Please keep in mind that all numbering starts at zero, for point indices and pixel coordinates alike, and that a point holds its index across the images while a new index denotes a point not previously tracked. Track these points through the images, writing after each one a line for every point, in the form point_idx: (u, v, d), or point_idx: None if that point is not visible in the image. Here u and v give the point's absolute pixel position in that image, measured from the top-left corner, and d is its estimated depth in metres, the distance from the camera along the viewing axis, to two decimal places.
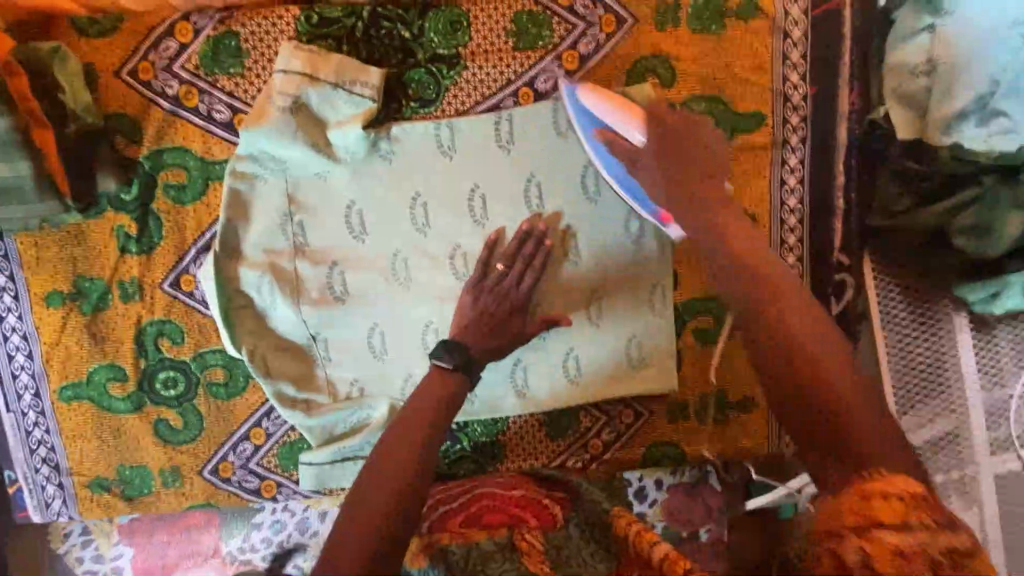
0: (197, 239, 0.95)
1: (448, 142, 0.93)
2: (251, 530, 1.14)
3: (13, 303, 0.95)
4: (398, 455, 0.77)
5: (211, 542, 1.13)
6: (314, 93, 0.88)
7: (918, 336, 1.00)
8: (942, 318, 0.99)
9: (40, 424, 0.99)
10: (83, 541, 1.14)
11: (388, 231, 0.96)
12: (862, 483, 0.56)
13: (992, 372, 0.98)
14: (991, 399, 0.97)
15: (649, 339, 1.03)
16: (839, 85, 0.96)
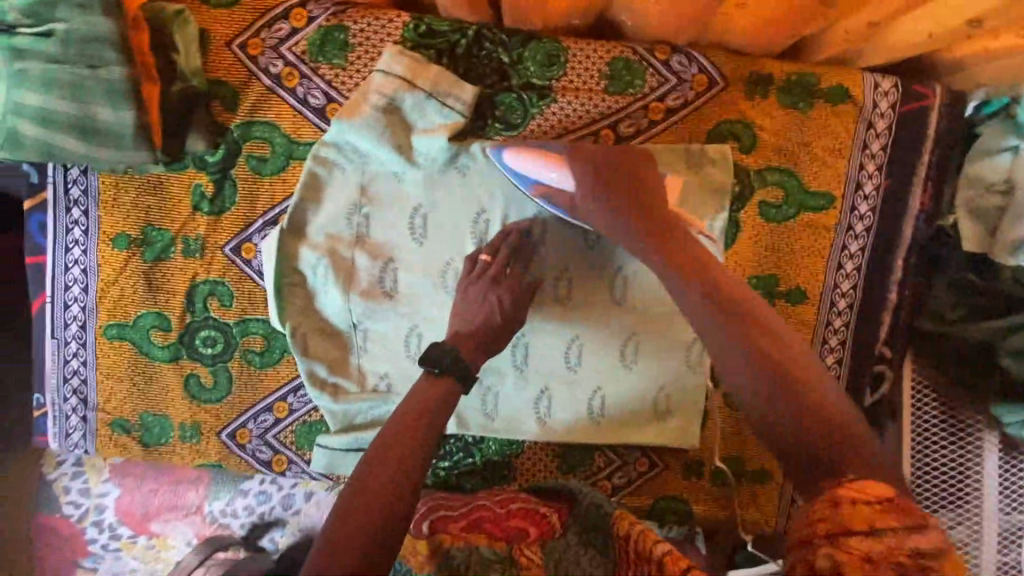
0: (266, 211, 0.98)
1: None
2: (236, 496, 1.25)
3: (81, 237, 0.99)
4: (388, 463, 0.77)
5: (196, 499, 1.24)
6: (408, 96, 0.92)
7: (941, 444, 1.02)
8: (971, 434, 1.01)
9: (78, 356, 1.02)
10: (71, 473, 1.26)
11: (447, 239, 0.99)
12: (835, 491, 0.58)
13: (1010, 497, 1.00)
14: (1006, 521, 1.00)
15: (677, 393, 1.03)
16: (915, 184, 0.97)
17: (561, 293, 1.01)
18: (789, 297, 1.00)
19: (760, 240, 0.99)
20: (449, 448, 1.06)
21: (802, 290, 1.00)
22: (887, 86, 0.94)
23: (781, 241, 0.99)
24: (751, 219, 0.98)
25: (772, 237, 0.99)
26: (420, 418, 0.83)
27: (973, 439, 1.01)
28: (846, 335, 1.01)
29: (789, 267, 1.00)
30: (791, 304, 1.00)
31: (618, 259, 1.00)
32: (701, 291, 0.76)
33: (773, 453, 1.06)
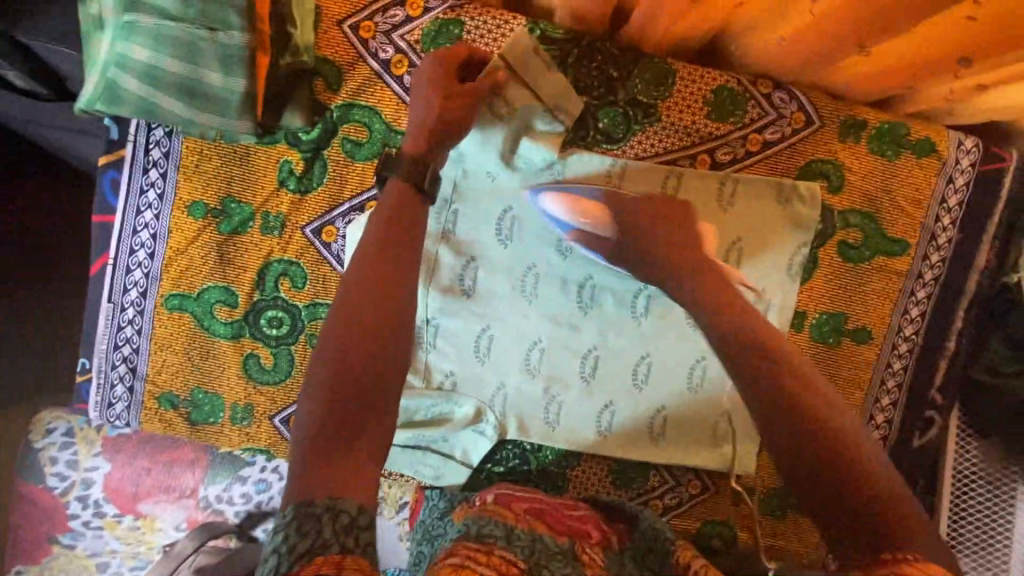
0: (353, 196, 0.96)
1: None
2: (233, 483, 1.27)
3: (155, 201, 0.95)
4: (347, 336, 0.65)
5: (192, 482, 1.27)
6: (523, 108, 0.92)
7: (975, 488, 1.06)
8: (1006, 483, 1.04)
9: (134, 324, 0.98)
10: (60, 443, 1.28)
11: (534, 248, 0.99)
12: (895, 562, 0.54)
13: None
14: None
15: (740, 419, 1.04)
16: (983, 242, 1.01)
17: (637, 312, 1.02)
18: (855, 336, 1.03)
19: (834, 278, 1.02)
20: (505, 454, 1.05)
21: (868, 330, 1.03)
22: (970, 144, 0.98)
23: (855, 282, 1.02)
24: (828, 257, 1.01)
25: (847, 277, 1.02)
26: (392, 232, 0.73)
27: (1006, 488, 1.04)
28: (903, 378, 1.05)
29: (859, 306, 1.03)
30: (856, 343, 1.03)
31: None
32: (729, 327, 0.77)
33: None
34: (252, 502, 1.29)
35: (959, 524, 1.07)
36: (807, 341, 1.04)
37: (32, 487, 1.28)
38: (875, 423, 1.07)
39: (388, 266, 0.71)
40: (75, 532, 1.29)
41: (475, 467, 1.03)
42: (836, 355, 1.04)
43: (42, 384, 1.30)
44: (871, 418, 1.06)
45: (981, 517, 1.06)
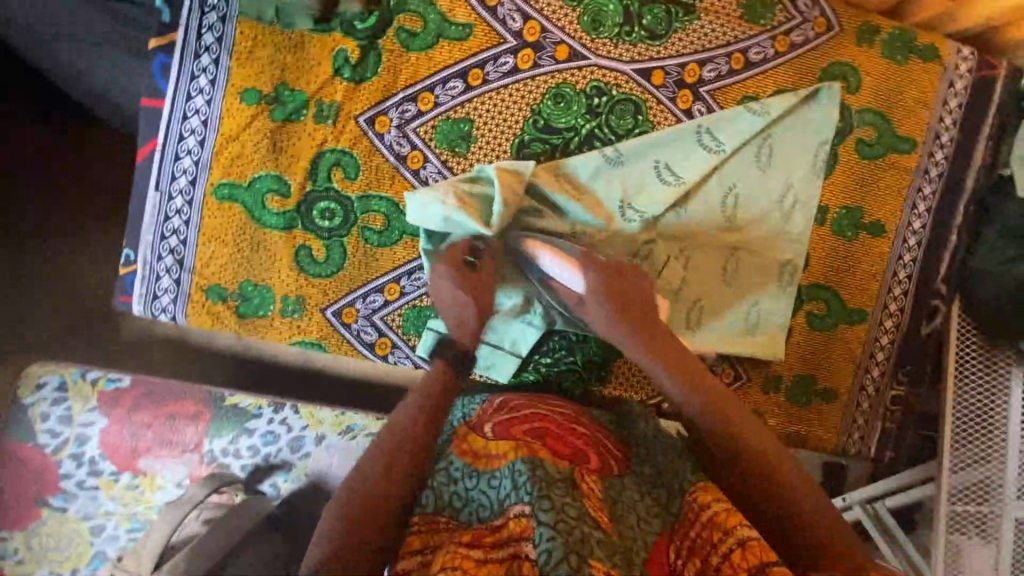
0: (407, 86, 0.99)
1: (666, 169, 1.03)
2: (240, 435, 1.26)
3: (207, 86, 0.95)
4: (387, 469, 0.73)
5: (194, 436, 1.25)
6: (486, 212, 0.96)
7: (971, 376, 1.12)
8: (1000, 367, 1.10)
9: (181, 214, 0.97)
10: (53, 398, 1.23)
11: (575, 185, 1.02)
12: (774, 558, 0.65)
13: None
14: None
15: (769, 307, 1.12)
16: (978, 142, 1.12)
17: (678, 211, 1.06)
18: (870, 229, 1.13)
19: (852, 174, 1.11)
20: (552, 345, 1.09)
21: (882, 224, 1.13)
22: (966, 52, 1.09)
23: (869, 177, 1.11)
24: (847, 153, 1.10)
25: (862, 173, 1.11)
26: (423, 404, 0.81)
27: (1001, 373, 1.10)
28: (913, 270, 1.15)
29: (874, 201, 1.12)
30: (871, 235, 1.13)
31: (733, 176, 1.06)
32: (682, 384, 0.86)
33: (841, 372, 1.16)
34: (259, 455, 1.26)
35: (962, 422, 1.12)
36: (828, 234, 1.12)
37: (19, 445, 1.21)
38: (889, 313, 1.16)
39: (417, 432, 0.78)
40: (67, 493, 1.21)
41: (523, 357, 1.07)
42: (853, 248, 1.13)
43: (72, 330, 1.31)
44: (885, 308, 1.15)
45: (978, 416, 1.11)
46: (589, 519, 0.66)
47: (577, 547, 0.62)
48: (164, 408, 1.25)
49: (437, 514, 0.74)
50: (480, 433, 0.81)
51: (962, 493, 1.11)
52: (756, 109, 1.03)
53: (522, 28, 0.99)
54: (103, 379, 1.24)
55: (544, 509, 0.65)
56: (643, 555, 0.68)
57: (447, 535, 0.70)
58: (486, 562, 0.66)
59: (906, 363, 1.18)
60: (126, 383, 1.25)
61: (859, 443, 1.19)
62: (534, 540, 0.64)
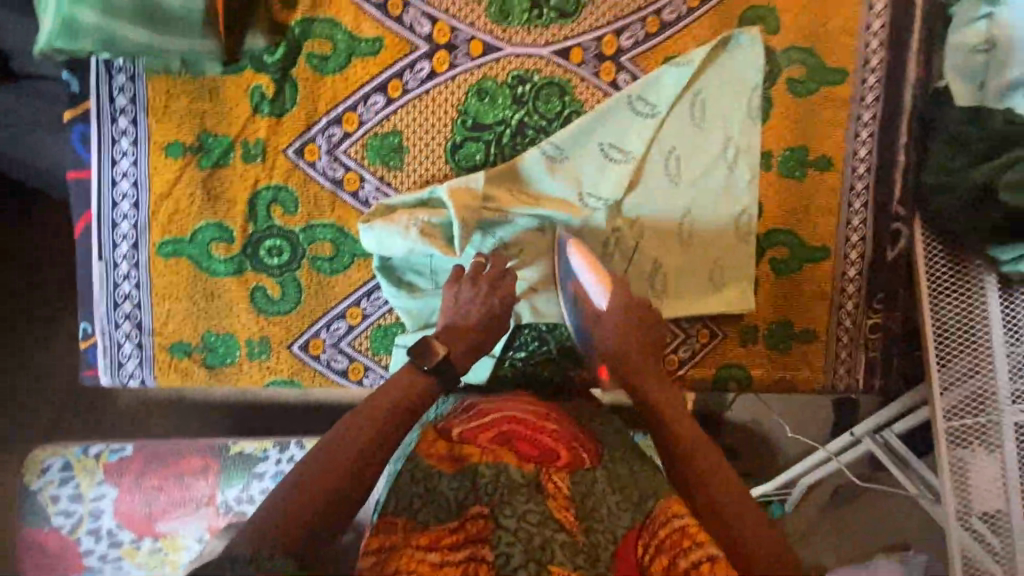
0: (329, 110, 0.98)
1: (611, 148, 1.03)
2: (251, 480, 1.26)
3: (130, 148, 0.95)
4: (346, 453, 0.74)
5: (206, 490, 1.25)
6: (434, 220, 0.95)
7: (946, 292, 1.11)
8: (972, 274, 1.10)
9: (130, 279, 0.97)
10: (61, 479, 1.22)
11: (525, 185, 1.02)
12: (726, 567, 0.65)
13: (1013, 328, 1.08)
14: (1014, 353, 1.08)
15: (732, 261, 1.11)
16: (908, 59, 1.12)
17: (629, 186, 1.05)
18: (818, 164, 1.13)
19: (789, 114, 1.11)
20: (523, 338, 1.09)
21: (828, 158, 1.13)
22: None
23: (807, 114, 1.11)
24: (780, 95, 1.10)
25: (799, 111, 1.11)
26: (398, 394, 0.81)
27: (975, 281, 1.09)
28: (868, 197, 1.15)
29: (816, 137, 1.12)
30: (819, 171, 1.13)
31: (670, 138, 1.06)
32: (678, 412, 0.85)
33: (815, 312, 1.16)
34: None
35: (944, 337, 1.11)
36: (777, 178, 1.12)
37: (33, 531, 1.21)
38: (852, 244, 1.16)
39: (381, 424, 0.77)
40: (93, 568, 1.22)
41: (498, 356, 1.07)
42: (804, 187, 1.13)
43: (66, 409, 1.31)
44: (847, 240, 1.15)
45: (959, 331, 1.10)
46: (552, 522, 0.68)
47: (535, 555, 0.65)
48: (173, 468, 1.25)
49: (395, 515, 0.71)
50: (447, 435, 0.80)
51: (957, 408, 1.11)
52: (679, 66, 1.02)
53: (432, 31, 0.98)
54: (107, 451, 1.24)
55: (506, 515, 0.67)
56: (611, 549, 0.69)
57: (402, 537, 0.68)
58: (444, 565, 0.65)
59: (878, 291, 1.17)
60: (130, 450, 1.25)
61: (847, 377, 1.18)
62: (494, 544, 0.66)
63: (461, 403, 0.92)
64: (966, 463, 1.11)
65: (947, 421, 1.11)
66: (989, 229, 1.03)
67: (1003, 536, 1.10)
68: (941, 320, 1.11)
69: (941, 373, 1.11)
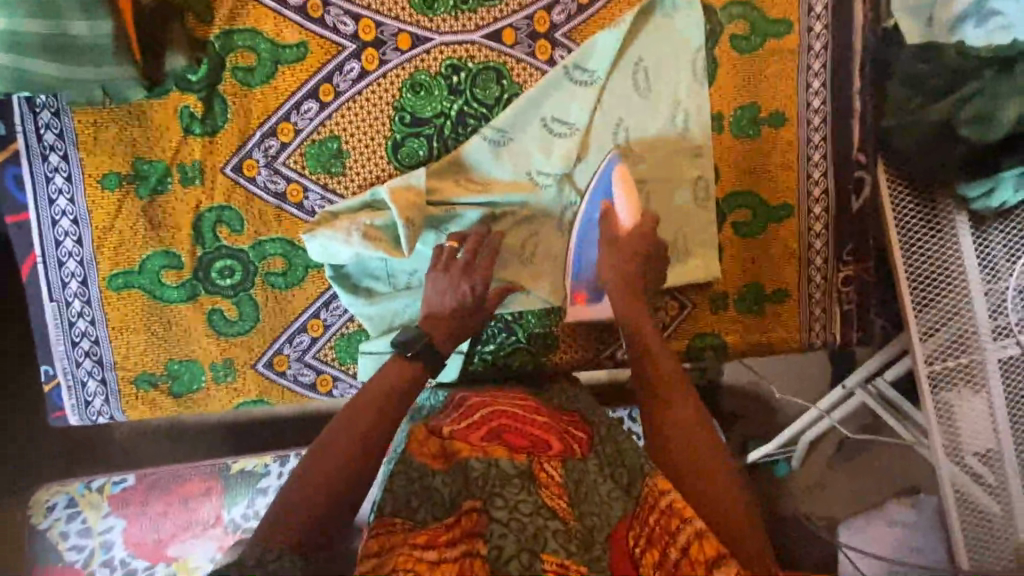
0: (262, 123, 0.96)
1: (554, 122, 1.01)
2: (254, 497, 1.27)
3: (65, 185, 0.93)
4: (340, 449, 0.73)
5: (212, 511, 1.26)
6: (380, 220, 0.94)
7: (918, 235, 1.08)
8: (943, 216, 1.07)
9: (85, 316, 0.97)
10: (69, 514, 1.23)
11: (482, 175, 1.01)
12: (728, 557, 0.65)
13: (986, 266, 1.06)
14: (990, 292, 1.06)
15: (693, 230, 1.09)
16: (854, 1, 1.08)
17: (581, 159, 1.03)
18: (772, 121, 1.10)
19: (736, 72, 1.08)
20: (491, 331, 1.08)
21: (782, 112, 1.10)
22: None
23: (755, 69, 1.08)
24: (724, 54, 1.07)
25: (746, 68, 1.08)
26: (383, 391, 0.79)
27: (945, 223, 1.07)
28: (826, 148, 1.12)
29: (767, 92, 1.09)
30: (774, 127, 1.10)
31: (616, 111, 1.03)
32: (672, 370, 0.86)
33: (785, 271, 1.15)
34: None
35: (919, 281, 1.08)
36: (731, 139, 1.10)
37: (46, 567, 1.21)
38: (815, 198, 1.13)
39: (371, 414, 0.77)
40: None
41: (467, 352, 1.05)
42: (760, 145, 1.10)
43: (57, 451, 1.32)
44: (809, 194, 1.13)
45: (936, 276, 1.08)
46: (545, 510, 0.65)
47: (528, 544, 0.62)
48: (178, 493, 1.26)
49: (393, 517, 0.67)
50: (436, 433, 0.76)
51: (939, 351, 1.09)
52: (614, 35, 0.99)
53: (356, 29, 0.96)
54: (109, 484, 1.25)
55: (497, 506, 0.65)
56: (606, 532, 0.66)
57: (400, 539, 0.65)
58: (440, 563, 0.63)
59: (847, 243, 1.15)
60: (130, 480, 1.26)
61: (823, 333, 1.17)
62: (487, 537, 0.63)
63: (451, 398, 0.89)
64: (954, 405, 1.09)
65: (930, 366, 1.09)
66: (958, 165, 0.99)
67: (997, 473, 1.10)
68: (915, 264, 1.08)
69: (919, 317, 1.09)
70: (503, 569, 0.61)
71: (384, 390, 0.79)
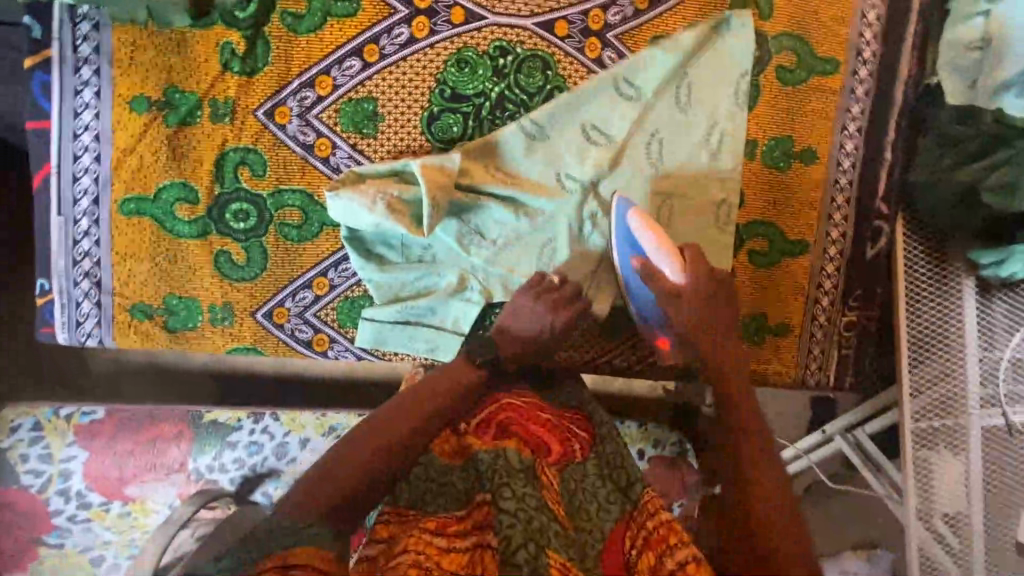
0: (302, 72, 0.95)
1: (593, 130, 1.01)
2: (223, 449, 1.25)
3: (93, 100, 0.91)
4: (383, 438, 0.73)
5: (178, 456, 1.24)
6: (407, 193, 0.93)
7: (927, 292, 1.09)
8: (952, 277, 1.09)
9: (91, 235, 0.95)
10: (31, 438, 1.21)
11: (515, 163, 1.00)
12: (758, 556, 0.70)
13: (985, 334, 1.08)
14: (985, 359, 1.08)
15: (711, 251, 1.08)
16: (902, 52, 1.10)
17: (614, 175, 1.02)
18: (804, 157, 1.11)
19: (777, 102, 1.09)
20: None
21: (814, 150, 1.11)
22: None
23: (795, 103, 1.09)
24: (768, 82, 1.08)
25: (787, 100, 1.09)
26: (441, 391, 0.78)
27: (954, 285, 1.09)
28: (851, 193, 1.13)
29: (803, 128, 1.10)
30: (804, 163, 1.11)
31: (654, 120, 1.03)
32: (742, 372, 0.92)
33: (791, 306, 1.16)
34: (246, 467, 1.25)
35: (919, 338, 1.10)
36: (760, 168, 1.10)
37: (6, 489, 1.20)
38: (832, 239, 1.14)
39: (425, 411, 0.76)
40: (61, 529, 1.21)
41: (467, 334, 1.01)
42: (787, 179, 1.11)
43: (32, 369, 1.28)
44: (827, 235, 1.14)
45: (937, 336, 1.09)
46: (548, 511, 0.67)
47: (535, 535, 0.63)
48: (146, 434, 1.24)
49: (407, 508, 0.72)
50: (457, 430, 0.79)
51: (925, 410, 1.10)
52: (665, 46, 1.00)
53: None
54: (77, 413, 1.22)
55: (505, 498, 0.66)
56: (597, 547, 0.69)
57: (413, 524, 0.70)
58: (450, 550, 0.67)
59: (856, 289, 1.16)
60: (101, 413, 1.23)
61: (818, 372, 1.18)
62: (497, 527, 0.64)
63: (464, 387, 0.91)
64: (932, 464, 1.11)
65: (915, 423, 1.10)
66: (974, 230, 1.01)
67: (962, 538, 1.11)
68: (918, 322, 1.10)
69: (913, 374, 1.10)
70: (511, 557, 0.62)
71: (445, 391, 0.78)
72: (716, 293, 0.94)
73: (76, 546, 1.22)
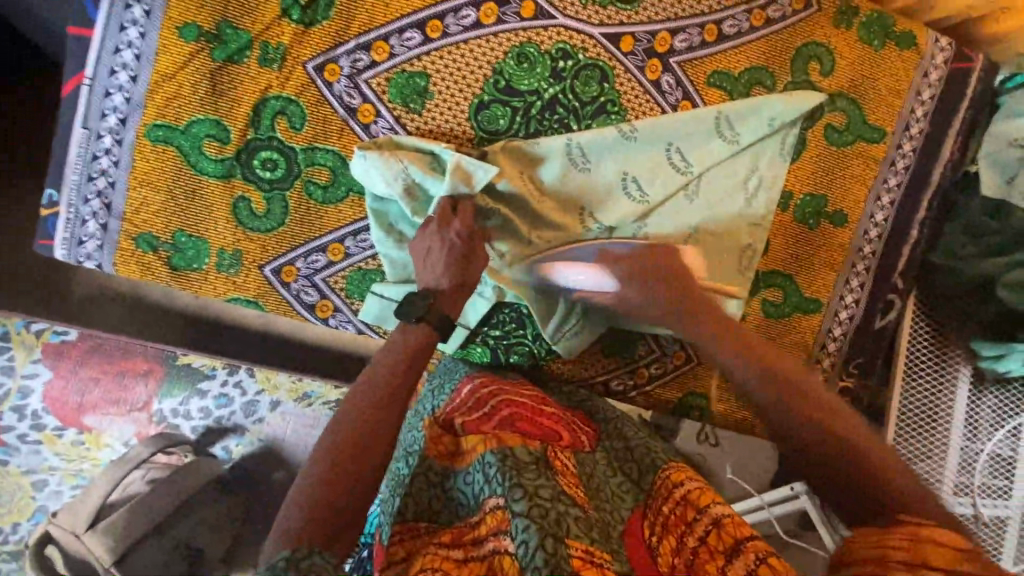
0: (361, 34, 0.93)
1: (634, 182, 0.99)
2: (192, 396, 1.22)
3: (141, 18, 0.88)
4: (347, 439, 0.70)
5: (143, 396, 1.20)
6: (429, 180, 0.92)
7: (924, 371, 1.13)
8: (950, 362, 1.12)
9: (111, 154, 0.91)
10: None
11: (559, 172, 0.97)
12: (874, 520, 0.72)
13: (971, 423, 1.11)
14: (966, 446, 1.10)
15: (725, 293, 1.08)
16: (947, 136, 1.11)
17: (637, 227, 1.01)
18: (834, 218, 1.11)
19: (820, 159, 1.09)
20: (502, 318, 1.05)
21: (845, 213, 1.12)
22: (943, 43, 1.09)
23: (837, 164, 1.09)
24: (815, 139, 1.08)
25: (830, 159, 1.09)
26: (399, 371, 0.78)
27: (951, 370, 1.12)
28: (872, 262, 1.13)
29: (840, 190, 1.10)
30: (833, 225, 1.11)
31: None
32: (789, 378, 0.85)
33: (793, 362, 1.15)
34: (211, 417, 1.23)
35: (909, 415, 1.12)
36: (791, 221, 1.10)
37: None
38: (845, 304, 1.15)
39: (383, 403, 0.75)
40: (9, 447, 1.15)
41: (472, 329, 1.04)
42: (813, 236, 1.12)
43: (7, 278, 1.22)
44: (841, 298, 1.14)
45: (928, 416, 1.12)
46: (565, 498, 0.67)
47: (552, 530, 0.62)
48: (118, 365, 1.19)
49: (416, 521, 0.74)
50: (450, 431, 0.79)
51: None
52: None
53: None
54: (48, 331, 1.16)
55: (517, 499, 0.65)
56: (620, 528, 0.70)
57: (423, 541, 0.70)
58: (468, 562, 0.65)
59: (857, 356, 1.17)
60: (73, 335, 1.17)
61: None
62: (512, 531, 0.63)
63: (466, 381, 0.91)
64: None
65: None
66: (980, 321, 1.06)
67: None
68: (912, 400, 1.13)
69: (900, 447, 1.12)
70: (528, 563, 0.60)
71: (397, 374, 0.77)
72: (660, 277, 0.94)
73: (20, 467, 1.17)
